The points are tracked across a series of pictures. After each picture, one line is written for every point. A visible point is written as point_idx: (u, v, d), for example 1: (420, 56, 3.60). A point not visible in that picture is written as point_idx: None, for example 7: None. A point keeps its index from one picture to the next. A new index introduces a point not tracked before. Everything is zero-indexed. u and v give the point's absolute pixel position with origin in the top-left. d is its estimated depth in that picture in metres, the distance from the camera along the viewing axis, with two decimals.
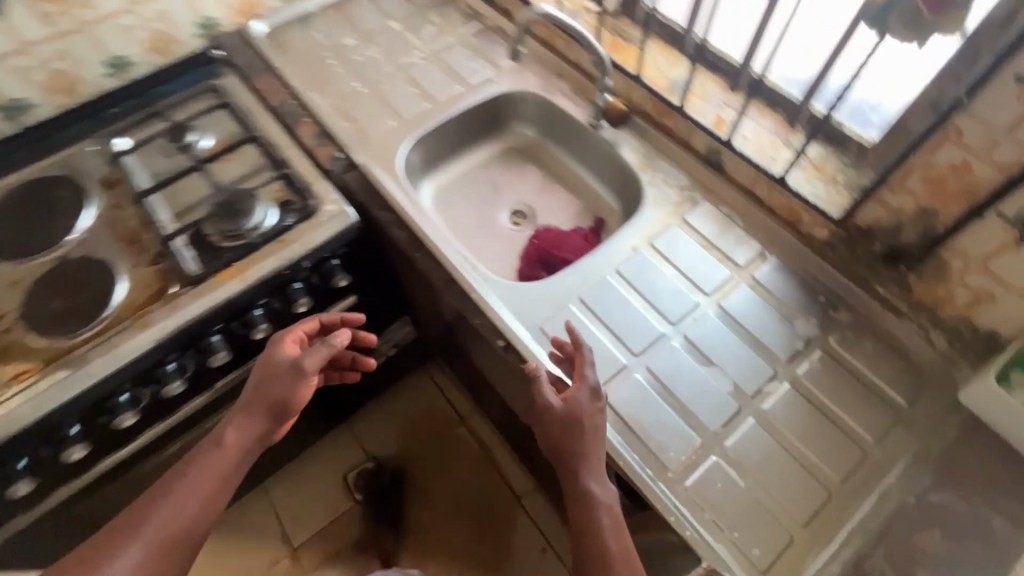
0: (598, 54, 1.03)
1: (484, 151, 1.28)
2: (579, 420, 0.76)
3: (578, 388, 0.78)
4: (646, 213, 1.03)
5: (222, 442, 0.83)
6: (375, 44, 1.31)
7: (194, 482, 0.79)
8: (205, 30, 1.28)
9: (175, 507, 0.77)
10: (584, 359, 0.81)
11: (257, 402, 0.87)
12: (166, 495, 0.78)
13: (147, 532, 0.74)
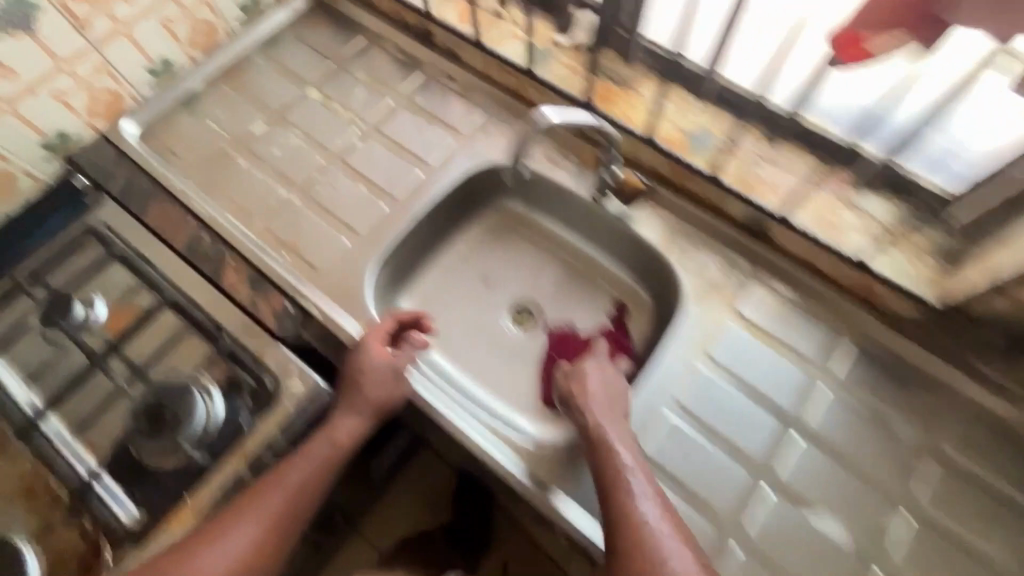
0: (609, 130, 0.79)
1: (463, 238, 1.03)
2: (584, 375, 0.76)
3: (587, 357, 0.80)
4: (692, 314, 0.84)
5: (314, 445, 0.74)
6: (294, 124, 1.01)
7: (287, 486, 0.71)
8: (55, 150, 0.94)
9: (258, 519, 0.69)
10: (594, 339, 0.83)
11: (350, 405, 0.77)
12: (253, 507, 0.69)
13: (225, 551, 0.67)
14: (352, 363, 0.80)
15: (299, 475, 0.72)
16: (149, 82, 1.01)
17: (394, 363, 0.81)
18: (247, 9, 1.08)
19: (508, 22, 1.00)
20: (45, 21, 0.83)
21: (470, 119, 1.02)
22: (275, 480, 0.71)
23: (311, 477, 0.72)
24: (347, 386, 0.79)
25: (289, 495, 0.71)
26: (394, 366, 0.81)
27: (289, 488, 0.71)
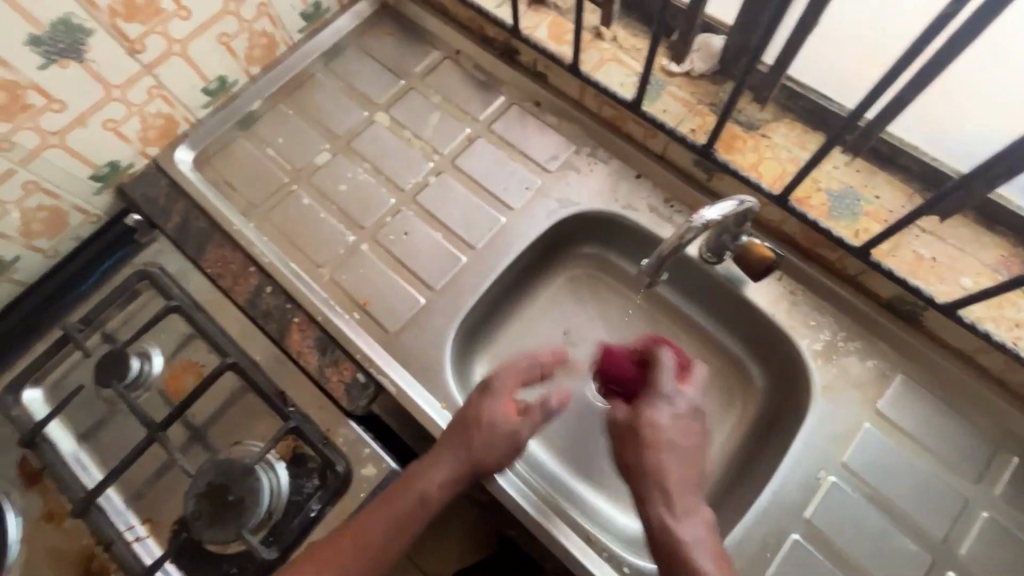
0: (744, 201, 0.67)
1: (541, 289, 0.92)
2: (658, 433, 0.63)
3: (654, 404, 0.65)
4: (823, 411, 0.72)
5: (398, 507, 0.65)
6: (361, 155, 0.91)
7: (367, 539, 0.64)
8: (106, 182, 0.86)
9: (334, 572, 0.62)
10: (658, 365, 0.68)
11: (443, 470, 0.67)
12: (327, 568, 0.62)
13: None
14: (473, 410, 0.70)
15: (382, 531, 0.64)
16: (204, 103, 0.91)
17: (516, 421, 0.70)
18: (309, 17, 0.96)
19: (610, 42, 0.86)
20: (96, 46, 0.73)
21: (560, 154, 0.88)
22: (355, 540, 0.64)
23: (396, 533, 0.64)
24: (455, 430, 0.69)
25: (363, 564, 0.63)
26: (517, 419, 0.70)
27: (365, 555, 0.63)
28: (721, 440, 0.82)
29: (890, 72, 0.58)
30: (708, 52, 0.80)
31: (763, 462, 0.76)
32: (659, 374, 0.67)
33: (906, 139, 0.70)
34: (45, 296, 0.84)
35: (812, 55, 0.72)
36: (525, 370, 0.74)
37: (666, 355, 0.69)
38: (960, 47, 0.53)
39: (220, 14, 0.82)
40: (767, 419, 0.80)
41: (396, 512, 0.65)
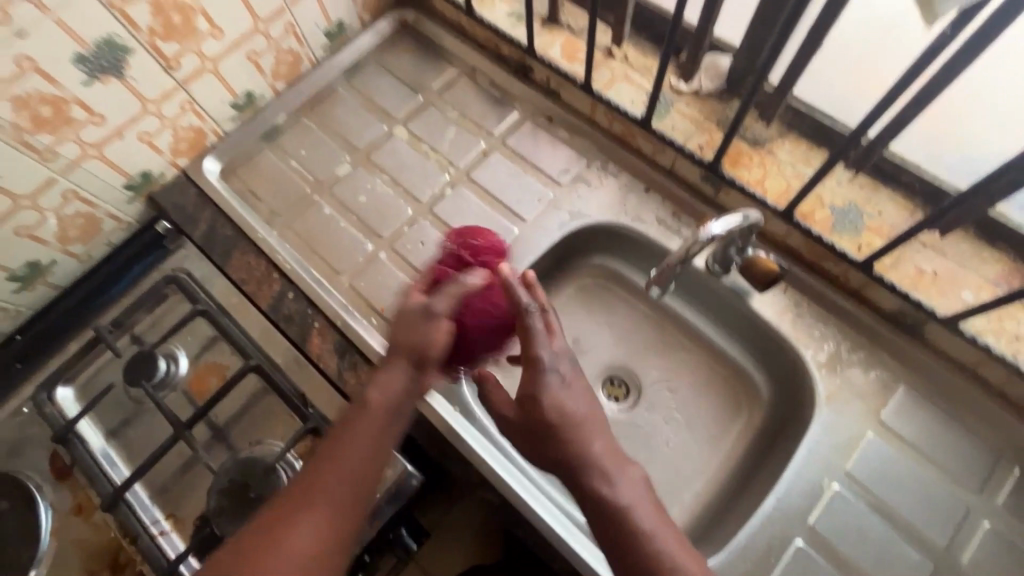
0: (749, 214, 0.69)
1: (551, 299, 0.95)
2: (564, 417, 0.60)
3: (541, 388, 0.60)
4: (827, 420, 0.74)
5: (352, 447, 0.59)
6: (380, 167, 0.95)
7: (327, 480, 0.57)
8: (138, 191, 0.90)
9: (312, 522, 0.55)
10: (530, 340, 0.61)
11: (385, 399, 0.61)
12: (296, 526, 0.54)
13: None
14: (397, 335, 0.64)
15: (351, 462, 0.58)
16: (232, 117, 0.96)
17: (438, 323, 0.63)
18: (333, 35, 1.00)
19: (620, 61, 0.89)
20: (135, 63, 0.77)
21: (571, 167, 0.92)
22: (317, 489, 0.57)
23: (357, 465, 0.58)
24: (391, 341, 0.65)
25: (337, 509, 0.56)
26: (437, 316, 0.63)
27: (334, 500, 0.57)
28: (726, 448, 0.84)
29: (891, 94, 0.60)
30: (716, 72, 0.83)
31: (768, 470, 0.78)
32: (532, 346, 0.61)
33: (905, 157, 0.73)
34: (80, 298, 0.89)
35: (816, 76, 0.75)
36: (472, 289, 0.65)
37: (534, 312, 0.62)
38: (956, 71, 0.56)
39: (250, 33, 0.87)
40: (772, 428, 0.82)
41: (350, 440, 0.59)
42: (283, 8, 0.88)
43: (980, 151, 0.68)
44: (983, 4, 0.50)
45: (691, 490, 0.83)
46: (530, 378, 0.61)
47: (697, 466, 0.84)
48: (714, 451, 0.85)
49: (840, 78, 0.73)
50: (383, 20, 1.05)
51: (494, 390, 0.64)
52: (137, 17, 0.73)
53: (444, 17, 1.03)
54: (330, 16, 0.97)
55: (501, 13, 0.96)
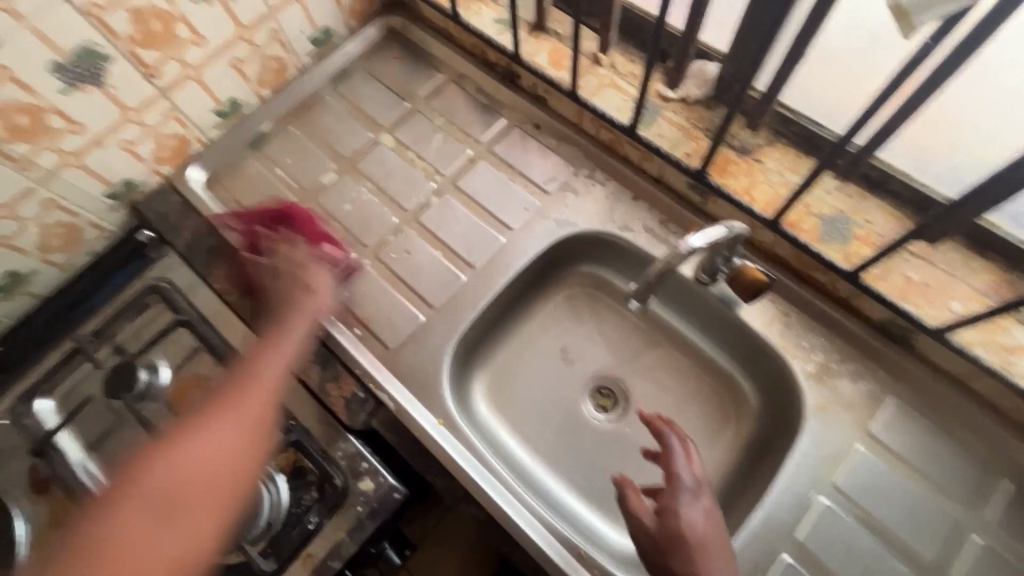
0: (735, 225, 0.69)
1: (539, 308, 0.94)
2: (698, 539, 0.61)
3: (682, 503, 0.63)
4: (817, 432, 0.73)
5: (265, 366, 0.71)
6: (365, 175, 0.94)
7: (259, 382, 0.69)
8: (121, 199, 0.89)
9: (239, 420, 0.65)
10: (671, 456, 0.66)
11: (293, 343, 0.75)
12: (217, 422, 0.64)
13: (170, 472, 0.59)
14: (277, 307, 0.78)
15: (274, 370, 0.71)
16: (216, 124, 0.95)
17: (325, 291, 0.81)
18: (318, 41, 0.99)
19: (607, 67, 0.88)
20: (115, 71, 0.76)
21: (558, 175, 0.91)
22: (231, 402, 0.66)
23: (277, 372, 0.71)
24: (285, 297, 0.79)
25: (255, 415, 0.66)
26: (308, 272, 0.81)
27: (249, 412, 0.66)
28: (714, 458, 0.83)
29: (875, 103, 0.59)
30: (703, 79, 0.82)
31: (756, 482, 0.77)
32: (671, 464, 0.66)
33: (893, 164, 0.72)
34: (61, 308, 0.88)
35: (801, 82, 0.74)
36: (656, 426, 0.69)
37: (675, 438, 0.68)
38: (940, 81, 0.55)
39: (232, 40, 0.86)
40: (761, 438, 0.81)
41: (269, 359, 0.72)
42: (266, 15, 0.88)
43: (972, 160, 0.66)
44: (964, 14, 0.49)
45: None
46: (668, 490, 0.65)
47: None
48: (701, 461, 0.83)
49: (826, 86, 0.72)
50: (370, 25, 1.04)
51: (636, 501, 0.64)
52: (115, 24, 0.72)
53: (432, 23, 1.03)
54: (316, 22, 0.96)
55: (488, 19, 0.95)
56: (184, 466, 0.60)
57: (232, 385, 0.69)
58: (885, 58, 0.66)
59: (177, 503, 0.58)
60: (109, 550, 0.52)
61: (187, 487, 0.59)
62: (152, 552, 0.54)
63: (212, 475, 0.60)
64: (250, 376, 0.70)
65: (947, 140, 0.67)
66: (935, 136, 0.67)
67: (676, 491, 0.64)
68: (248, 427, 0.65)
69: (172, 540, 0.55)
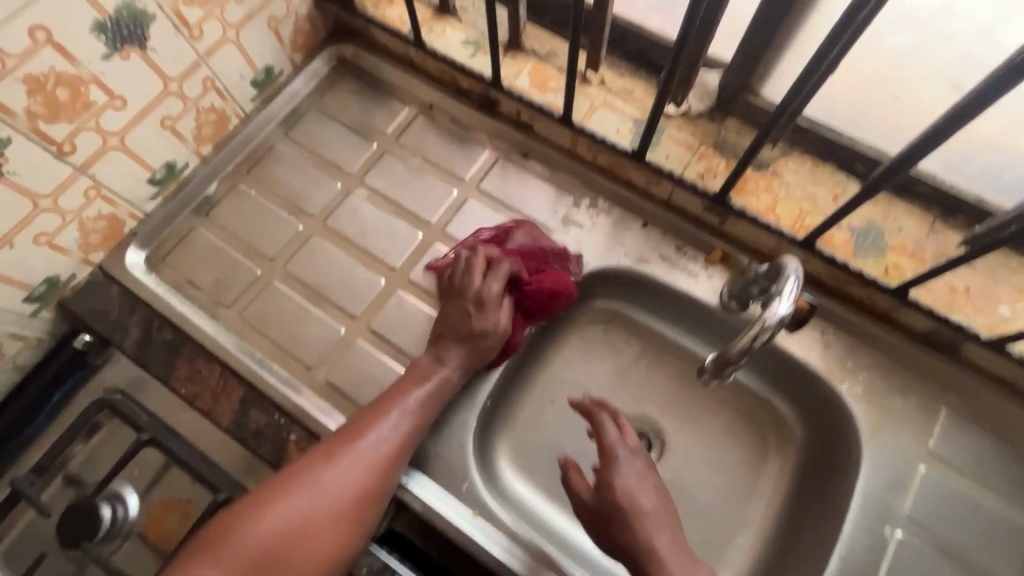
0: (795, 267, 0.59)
1: (554, 353, 0.86)
2: (635, 506, 0.60)
3: (616, 473, 0.61)
4: (877, 459, 0.68)
5: (384, 426, 0.65)
6: (341, 233, 0.83)
7: (373, 441, 0.64)
8: (45, 300, 0.74)
9: (348, 483, 0.61)
10: (600, 431, 0.64)
11: (426, 397, 0.68)
12: (310, 488, 0.60)
13: (271, 527, 0.57)
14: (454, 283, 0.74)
15: (396, 428, 0.65)
16: (152, 194, 0.80)
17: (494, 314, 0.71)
18: (261, 83, 0.86)
19: (598, 86, 0.80)
20: (16, 155, 0.61)
21: (557, 209, 0.82)
22: (356, 449, 0.63)
23: (404, 429, 0.66)
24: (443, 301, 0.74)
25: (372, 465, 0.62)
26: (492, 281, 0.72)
27: (365, 466, 0.62)
28: (766, 493, 0.78)
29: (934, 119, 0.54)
30: (705, 91, 0.76)
31: (817, 516, 0.72)
32: (603, 438, 0.64)
33: (932, 174, 0.68)
34: None
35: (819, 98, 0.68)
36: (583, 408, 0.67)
37: (605, 414, 0.66)
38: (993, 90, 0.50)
39: (160, 96, 0.73)
40: (813, 467, 0.75)
41: (395, 418, 0.66)
42: (197, 63, 0.75)
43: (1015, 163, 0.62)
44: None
45: (737, 546, 0.76)
46: (603, 464, 0.63)
47: (740, 519, 0.77)
48: (753, 498, 0.78)
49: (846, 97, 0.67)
50: (317, 59, 0.91)
51: (574, 480, 0.64)
52: (8, 99, 0.58)
53: (389, 50, 0.91)
54: (255, 63, 0.83)
55: (455, 42, 0.85)
56: (275, 537, 0.57)
57: (353, 441, 0.64)
58: (914, 64, 0.60)
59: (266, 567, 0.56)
60: None
61: (314, 524, 0.59)
62: None
63: (311, 544, 0.58)
64: (358, 442, 0.63)
65: (984, 146, 0.63)
66: (974, 143, 0.63)
67: (608, 461, 0.62)
68: (362, 491, 0.61)
69: None
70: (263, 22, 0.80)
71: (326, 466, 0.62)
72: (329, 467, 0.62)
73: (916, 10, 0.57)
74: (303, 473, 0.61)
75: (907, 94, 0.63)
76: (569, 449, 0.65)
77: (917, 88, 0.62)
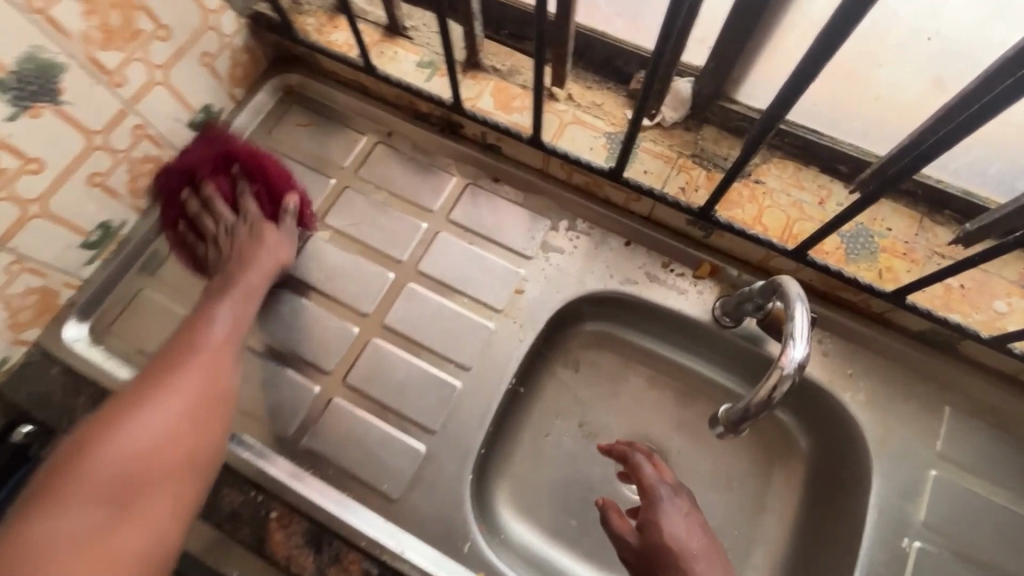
0: (791, 287, 0.56)
1: (544, 383, 0.82)
2: (684, 548, 0.56)
3: (661, 513, 0.58)
4: (887, 467, 0.67)
5: (209, 327, 0.64)
6: (305, 282, 0.77)
7: (208, 335, 0.63)
8: None
9: (195, 373, 0.60)
10: (640, 470, 0.62)
11: (237, 295, 0.68)
12: (149, 400, 0.57)
13: (120, 447, 0.53)
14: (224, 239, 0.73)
15: (230, 309, 0.67)
16: (87, 259, 0.72)
17: (277, 240, 0.72)
18: (200, 124, 0.79)
19: (565, 101, 0.76)
20: None
21: (534, 233, 0.78)
22: (190, 348, 0.62)
23: (239, 310, 0.67)
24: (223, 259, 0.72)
25: (200, 384, 0.59)
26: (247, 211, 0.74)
27: (203, 358, 0.61)
28: (778, 508, 0.75)
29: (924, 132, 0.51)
30: (678, 99, 0.72)
31: (832, 529, 0.69)
32: (643, 478, 0.61)
33: (936, 179, 0.65)
34: None
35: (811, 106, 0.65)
36: (618, 454, 0.65)
37: (640, 454, 0.64)
38: None
39: (84, 152, 0.65)
40: (826, 479, 0.73)
41: (223, 304, 0.67)
42: (122, 111, 0.67)
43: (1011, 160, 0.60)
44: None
45: (753, 567, 0.73)
46: (646, 504, 0.60)
47: (754, 538, 0.74)
48: (765, 513, 0.75)
49: (836, 102, 0.64)
50: (260, 92, 0.84)
51: (620, 523, 0.60)
52: None
53: (338, 77, 0.85)
54: (191, 103, 0.76)
55: (409, 64, 0.79)
56: (134, 454, 0.53)
57: (178, 347, 0.62)
58: (904, 64, 0.58)
59: (142, 477, 0.53)
60: (65, 538, 0.48)
61: (144, 472, 0.53)
62: (115, 545, 0.49)
63: (179, 442, 0.56)
64: (190, 346, 0.62)
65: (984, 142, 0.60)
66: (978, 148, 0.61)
67: (653, 502, 0.59)
68: (208, 382, 0.60)
69: (135, 530, 0.50)
70: (193, 59, 0.73)
71: (165, 370, 0.59)
72: (163, 378, 0.59)
73: (903, 9, 0.54)
74: (138, 393, 0.57)
75: (902, 98, 0.60)
76: (601, 494, 0.62)
77: (911, 91, 0.59)
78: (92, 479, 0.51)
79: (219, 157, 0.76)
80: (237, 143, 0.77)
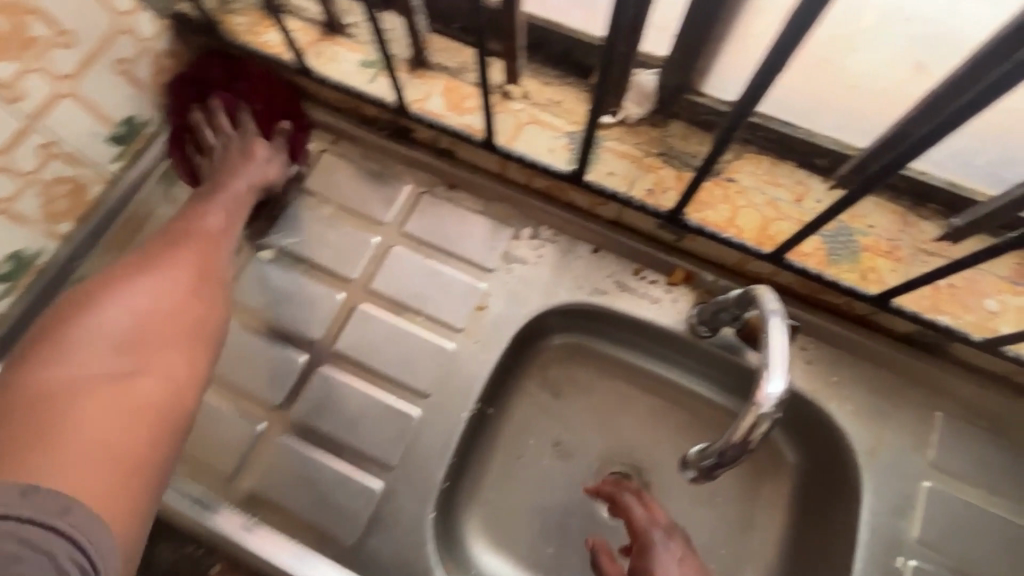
0: (766, 300, 0.51)
1: (514, 402, 0.76)
2: None
3: (652, 555, 0.52)
4: (878, 481, 0.63)
5: (200, 219, 0.65)
6: (247, 308, 0.70)
7: (200, 225, 0.64)
8: None
9: (188, 254, 0.61)
10: (628, 510, 0.59)
11: (227, 198, 0.68)
12: (143, 274, 0.57)
13: (121, 311, 0.54)
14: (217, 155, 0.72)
15: (219, 205, 0.67)
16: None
17: (267, 157, 0.71)
18: (123, 138, 0.72)
19: (521, 100, 0.70)
20: None
21: (495, 244, 0.72)
22: (183, 234, 0.63)
23: (229, 204, 0.68)
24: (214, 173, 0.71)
25: (195, 264, 0.61)
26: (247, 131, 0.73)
27: (196, 243, 0.63)
28: (767, 526, 0.70)
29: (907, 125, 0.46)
30: (642, 94, 0.66)
31: (822, 548, 0.65)
32: (632, 518, 0.58)
33: (923, 172, 0.61)
34: None
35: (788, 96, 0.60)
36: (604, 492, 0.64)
37: (628, 493, 0.61)
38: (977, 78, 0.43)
39: None
40: (815, 494, 0.68)
41: (210, 199, 0.67)
42: (24, 129, 0.60)
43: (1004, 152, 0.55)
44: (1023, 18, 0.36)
45: None
46: (638, 547, 0.55)
47: (742, 559, 0.69)
48: (753, 532, 0.70)
49: (814, 93, 0.58)
50: None
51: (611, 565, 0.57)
52: None
53: None
54: (109, 116, 0.68)
55: (351, 65, 0.73)
56: (135, 317, 0.54)
57: (168, 235, 0.63)
58: (884, 50, 0.53)
59: (148, 337, 0.53)
60: (71, 381, 0.47)
61: (145, 333, 0.53)
62: (128, 388, 0.48)
63: (180, 311, 0.57)
64: (180, 234, 0.63)
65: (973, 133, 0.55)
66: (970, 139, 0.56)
67: (642, 541, 0.55)
68: (201, 265, 0.61)
69: (149, 378, 0.50)
70: (107, 67, 0.65)
71: (158, 252, 0.60)
72: (156, 258, 0.60)
73: None
74: (131, 270, 0.58)
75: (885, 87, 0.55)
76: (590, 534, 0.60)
77: (893, 79, 0.54)
78: (92, 335, 0.51)
79: (225, 75, 0.75)
80: (245, 63, 0.75)
